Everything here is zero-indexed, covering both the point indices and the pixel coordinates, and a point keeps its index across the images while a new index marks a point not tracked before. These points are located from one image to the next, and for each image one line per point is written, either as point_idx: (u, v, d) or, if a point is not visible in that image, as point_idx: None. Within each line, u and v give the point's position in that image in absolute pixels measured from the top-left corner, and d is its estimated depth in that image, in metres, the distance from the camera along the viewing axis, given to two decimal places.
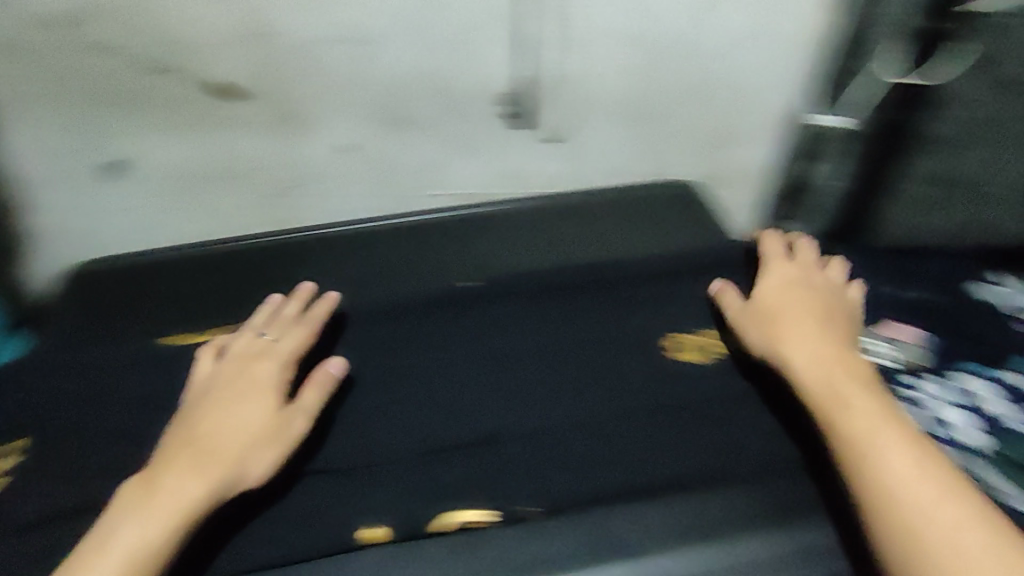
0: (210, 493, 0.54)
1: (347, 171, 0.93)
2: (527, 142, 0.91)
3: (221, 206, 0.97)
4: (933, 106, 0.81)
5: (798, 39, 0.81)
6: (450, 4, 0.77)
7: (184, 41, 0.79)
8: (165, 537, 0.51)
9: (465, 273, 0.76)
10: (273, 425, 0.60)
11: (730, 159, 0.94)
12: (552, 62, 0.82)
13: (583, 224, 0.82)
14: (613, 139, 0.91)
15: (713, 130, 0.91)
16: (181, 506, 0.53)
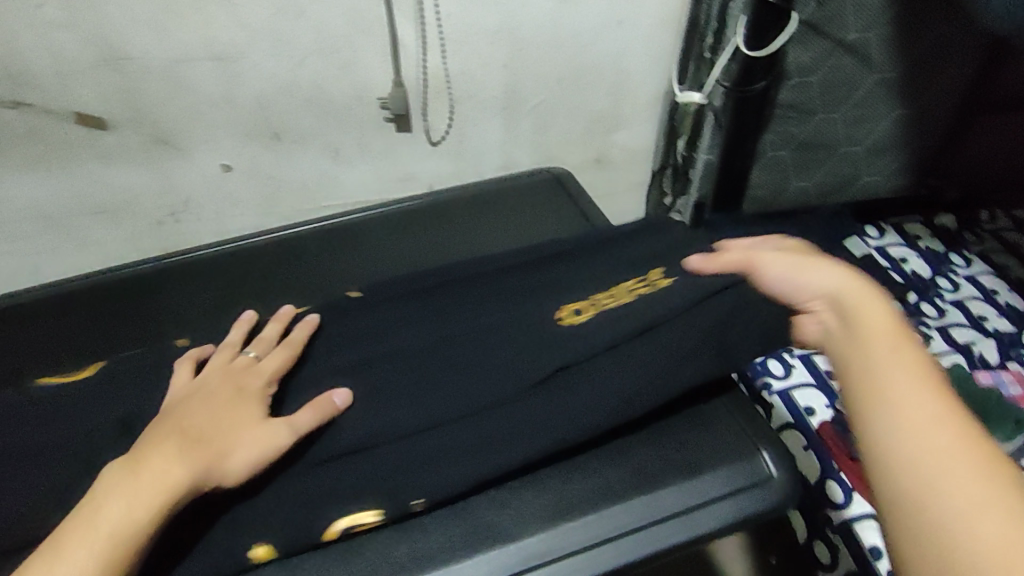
0: (199, 445, 0.45)
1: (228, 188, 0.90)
2: (415, 146, 0.89)
3: (98, 239, 0.92)
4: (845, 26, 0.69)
5: (665, 20, 0.82)
6: (311, 16, 0.75)
7: (24, 73, 0.74)
8: (180, 480, 0.43)
9: (341, 273, 0.73)
10: (229, 370, 0.52)
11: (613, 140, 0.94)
12: (414, 63, 0.80)
13: (463, 214, 0.80)
14: (502, 137, 0.90)
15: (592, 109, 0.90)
16: (195, 449, 0.44)
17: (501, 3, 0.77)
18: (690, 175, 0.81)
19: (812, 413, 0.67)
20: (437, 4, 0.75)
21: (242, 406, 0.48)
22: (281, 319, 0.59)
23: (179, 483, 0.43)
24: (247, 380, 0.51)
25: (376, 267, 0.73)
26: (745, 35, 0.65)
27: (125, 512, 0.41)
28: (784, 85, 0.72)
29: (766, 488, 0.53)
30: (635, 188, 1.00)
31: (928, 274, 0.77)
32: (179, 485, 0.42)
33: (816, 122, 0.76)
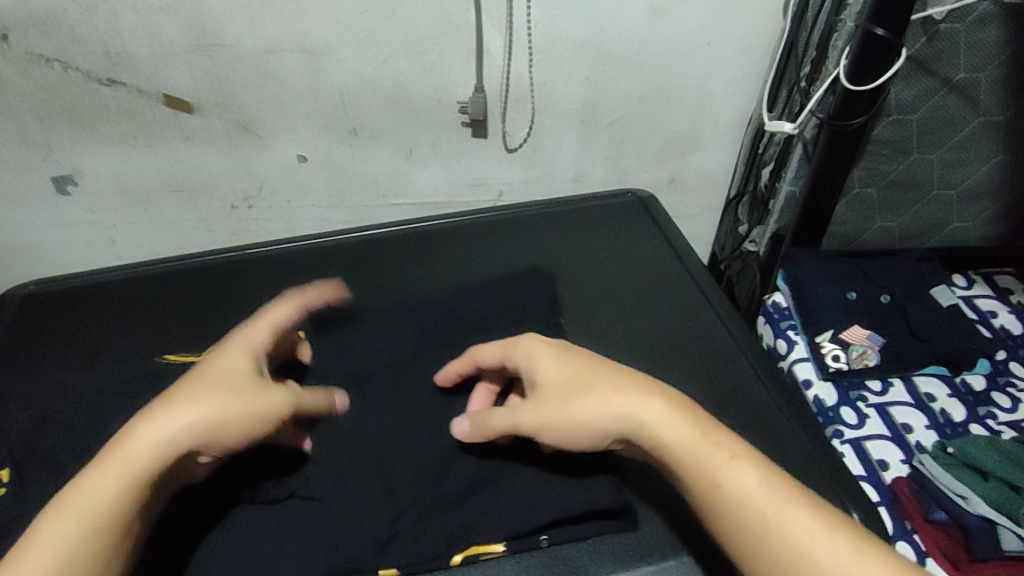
0: (135, 461, 0.42)
1: (302, 180, 0.92)
2: (488, 153, 0.89)
3: (175, 219, 0.95)
4: (954, 65, 0.65)
5: (757, 44, 0.80)
6: (401, 17, 0.76)
7: (124, 55, 0.77)
8: (106, 502, 0.41)
9: (408, 277, 0.73)
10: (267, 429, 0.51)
11: (690, 163, 0.92)
12: (496, 69, 0.80)
13: (531, 228, 0.79)
14: (576, 150, 0.89)
15: (670, 130, 0.88)
16: (123, 466, 0.42)
17: (591, 16, 0.76)
18: (769, 206, 0.77)
19: (886, 467, 0.62)
20: (526, 13, 0.75)
21: (204, 424, 0.44)
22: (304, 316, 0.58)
23: (104, 506, 0.41)
24: (220, 386, 0.46)
25: (444, 274, 0.73)
26: (847, 67, 0.63)
27: (56, 544, 0.40)
28: (882, 121, 0.69)
29: None
30: (706, 212, 0.98)
31: (1019, 331, 0.73)
32: (109, 514, 0.41)
33: (910, 163, 0.73)
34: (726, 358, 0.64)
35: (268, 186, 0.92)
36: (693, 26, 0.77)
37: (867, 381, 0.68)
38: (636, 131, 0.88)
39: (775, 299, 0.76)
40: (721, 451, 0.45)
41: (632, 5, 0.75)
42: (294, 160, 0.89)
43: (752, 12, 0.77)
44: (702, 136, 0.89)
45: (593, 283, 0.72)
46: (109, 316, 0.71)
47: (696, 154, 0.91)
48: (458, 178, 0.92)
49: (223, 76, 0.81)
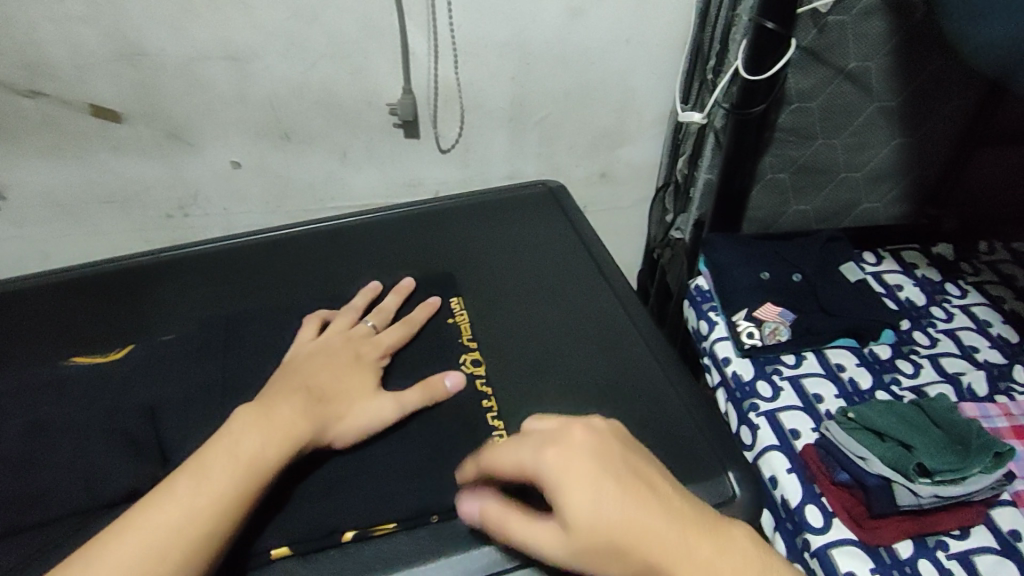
0: (285, 437, 0.49)
1: (235, 186, 0.92)
2: (422, 153, 0.90)
3: (108, 229, 0.94)
4: (846, 54, 0.69)
5: (674, 40, 0.83)
6: (325, 21, 0.77)
7: (43, 66, 0.77)
8: (268, 457, 0.48)
9: (339, 276, 0.74)
10: (351, 337, 0.62)
11: (618, 156, 0.94)
12: (423, 71, 0.81)
13: (459, 223, 0.80)
14: (508, 148, 0.91)
15: (596, 125, 0.90)
16: (279, 436, 0.49)
17: (512, 16, 0.78)
18: (691, 194, 0.80)
19: (797, 436, 0.65)
20: (448, 14, 0.77)
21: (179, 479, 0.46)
22: (399, 292, 0.69)
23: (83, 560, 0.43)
24: (380, 344, 0.62)
25: (374, 271, 0.74)
26: (745, 59, 0.66)
27: None
28: (785, 109, 0.72)
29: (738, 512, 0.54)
30: (638, 205, 1.01)
31: (923, 303, 0.77)
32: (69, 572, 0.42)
33: (817, 148, 0.76)
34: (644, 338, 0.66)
35: (201, 194, 0.92)
36: (611, 23, 0.80)
37: (782, 356, 0.71)
38: (563, 127, 0.90)
39: (698, 283, 0.79)
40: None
41: (550, 4, 0.77)
42: (227, 166, 0.89)
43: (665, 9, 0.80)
44: (627, 130, 0.91)
45: (520, 273, 0.73)
46: (26, 325, 0.70)
47: (623, 148, 0.93)
48: (392, 177, 0.92)
49: (147, 84, 0.80)
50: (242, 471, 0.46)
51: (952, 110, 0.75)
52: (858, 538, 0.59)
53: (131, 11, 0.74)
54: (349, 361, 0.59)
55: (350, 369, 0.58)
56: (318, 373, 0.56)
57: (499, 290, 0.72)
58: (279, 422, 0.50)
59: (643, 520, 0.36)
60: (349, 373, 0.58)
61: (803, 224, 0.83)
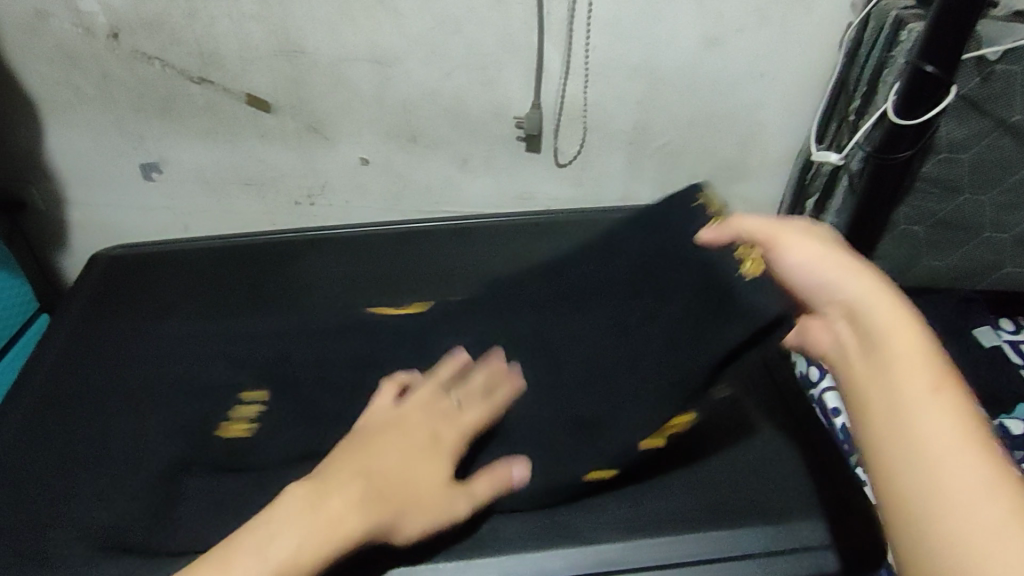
0: (386, 485, 0.46)
1: (360, 180, 0.97)
2: (540, 168, 0.92)
3: (243, 208, 1.02)
4: (1006, 107, 0.65)
5: (812, 76, 0.81)
6: (467, 34, 0.81)
7: (215, 56, 0.85)
8: (363, 532, 0.44)
9: (451, 274, 0.77)
10: (431, 409, 0.53)
11: (736, 192, 0.93)
12: (551, 88, 0.84)
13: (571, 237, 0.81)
14: (624, 171, 0.91)
15: (717, 159, 0.89)
16: (377, 488, 0.46)
17: (647, 42, 0.79)
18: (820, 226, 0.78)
19: None
20: (585, 37, 0.79)
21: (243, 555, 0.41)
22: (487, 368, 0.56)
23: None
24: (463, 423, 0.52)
25: (485, 273, 0.76)
26: (895, 102, 0.64)
27: None
28: (930, 159, 0.69)
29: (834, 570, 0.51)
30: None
31: None
32: None
33: (961, 202, 0.72)
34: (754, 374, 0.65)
35: (329, 184, 0.98)
36: (747, 58, 0.80)
37: None
38: (683, 158, 0.90)
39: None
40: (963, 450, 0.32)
41: (687, 34, 0.78)
42: (356, 161, 0.95)
43: (805, 48, 0.79)
44: (750, 166, 0.90)
45: None
46: (175, 284, 0.77)
47: (743, 184, 0.92)
48: (508, 188, 0.95)
49: (299, 80, 0.88)
50: (334, 534, 0.42)
51: None
52: None
53: (297, 13, 0.81)
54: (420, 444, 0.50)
55: (421, 455, 0.49)
56: (384, 455, 0.48)
57: None
58: (365, 495, 0.45)
59: (886, 315, 0.39)
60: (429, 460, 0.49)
61: (934, 281, 0.79)
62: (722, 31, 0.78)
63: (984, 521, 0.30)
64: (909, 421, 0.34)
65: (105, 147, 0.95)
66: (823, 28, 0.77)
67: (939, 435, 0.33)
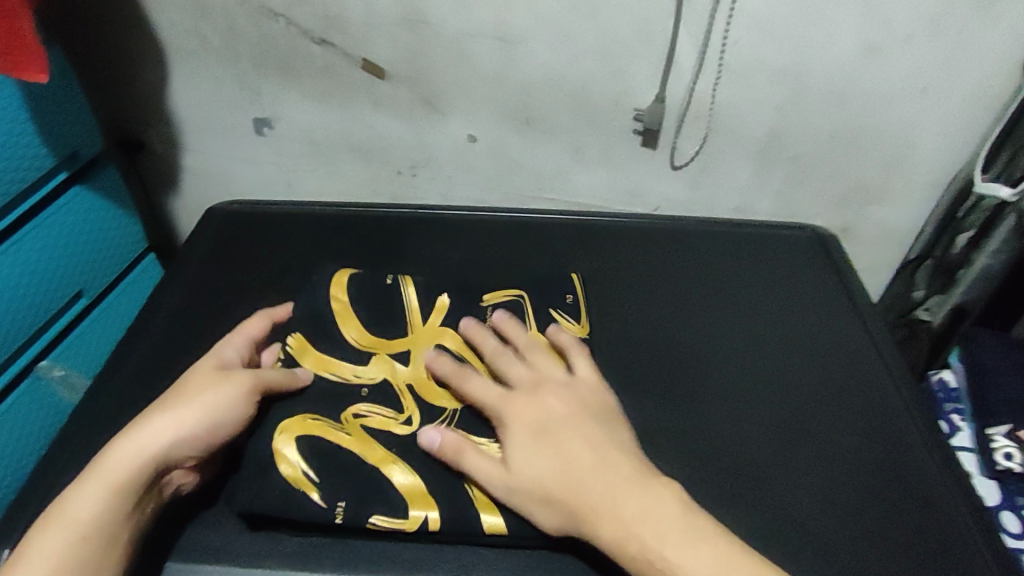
0: (117, 480, 0.46)
1: (466, 158, 0.95)
2: (655, 166, 0.88)
3: (349, 174, 1.02)
4: None
5: (982, 98, 0.73)
6: (600, 17, 0.77)
7: (341, 19, 0.85)
8: (104, 525, 0.45)
9: (558, 265, 0.74)
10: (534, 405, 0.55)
11: (869, 216, 0.85)
12: (680, 83, 0.79)
13: (685, 243, 0.76)
14: (746, 179, 0.85)
15: (852, 178, 0.82)
16: (106, 484, 0.46)
17: (796, 43, 0.73)
18: (957, 277, 0.69)
19: None
20: (728, 31, 0.73)
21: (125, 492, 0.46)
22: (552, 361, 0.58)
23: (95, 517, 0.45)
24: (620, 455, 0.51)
25: (594, 270, 0.73)
26: None
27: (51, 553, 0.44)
28: None
29: None
30: (874, 270, 0.90)
31: None
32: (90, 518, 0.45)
33: None
34: (879, 420, 0.59)
35: (434, 157, 0.97)
36: (908, 71, 0.72)
37: None
38: (813, 173, 0.83)
39: (943, 376, 0.71)
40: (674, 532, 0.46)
41: (843, 38, 0.71)
42: (466, 140, 0.93)
43: (979, 65, 0.70)
44: (889, 190, 0.82)
45: (745, 313, 0.68)
46: (282, 247, 0.78)
47: (878, 208, 0.84)
48: (617, 182, 0.91)
49: (419, 50, 0.86)
50: (630, 544, 0.46)
51: None
52: None
53: None
54: (554, 484, 0.49)
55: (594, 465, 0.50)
56: (157, 403, 0.51)
57: (721, 320, 0.68)
58: (99, 500, 0.45)
59: (553, 475, 0.49)
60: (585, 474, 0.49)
61: None
62: (885, 37, 0.70)
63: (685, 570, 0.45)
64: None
65: (225, 99, 0.97)
66: (1005, 46, 0.69)
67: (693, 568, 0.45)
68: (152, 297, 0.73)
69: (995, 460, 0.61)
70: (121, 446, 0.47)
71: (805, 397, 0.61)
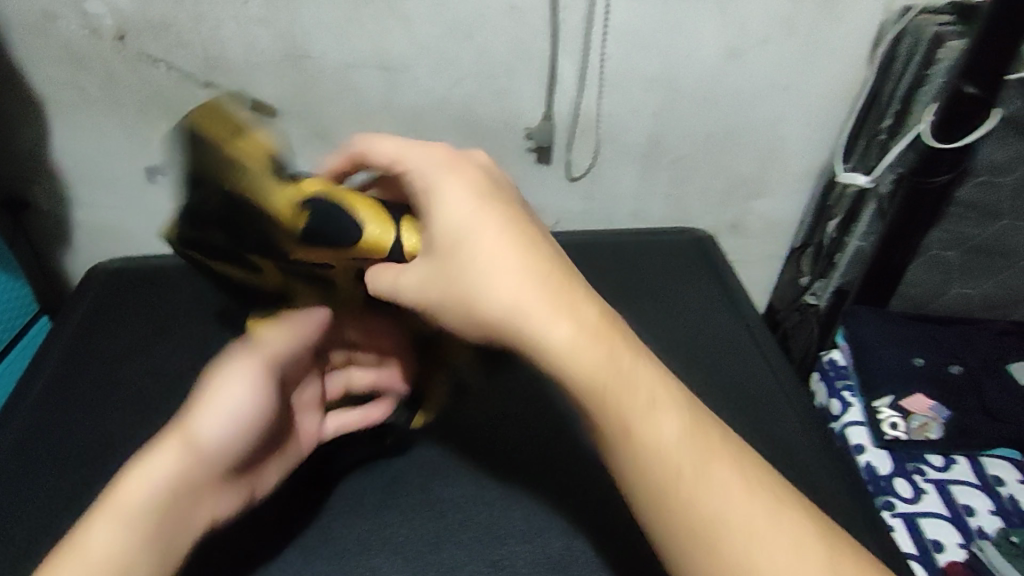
0: (128, 509, 0.45)
1: None
2: (552, 180, 0.89)
3: (248, 215, 0.99)
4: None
5: (838, 93, 0.78)
6: (478, 40, 0.78)
7: (221, 59, 0.83)
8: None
9: None
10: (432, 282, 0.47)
11: (755, 212, 0.90)
12: (564, 99, 0.81)
13: (582, 254, 0.78)
14: (639, 186, 0.88)
15: (734, 177, 0.86)
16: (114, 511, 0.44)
17: (668, 54, 0.76)
18: (836, 260, 0.76)
19: (940, 549, 0.62)
20: (603, 46, 0.76)
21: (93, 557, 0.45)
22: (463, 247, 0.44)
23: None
24: (574, 291, 0.43)
25: None
26: (931, 124, 0.62)
27: None
28: (968, 182, 0.68)
29: None
30: (771, 261, 0.95)
31: None
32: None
33: (999, 228, 0.72)
34: (773, 406, 0.62)
35: None
36: (770, 73, 0.77)
37: (928, 456, 0.68)
38: (700, 175, 0.86)
39: (833, 357, 0.77)
40: (662, 409, 0.40)
41: (709, 45, 0.75)
42: None
43: (831, 63, 0.76)
44: (768, 185, 0.87)
45: (643, 316, 0.70)
46: (173, 302, 0.75)
47: (762, 202, 0.89)
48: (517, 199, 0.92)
49: (305, 85, 0.85)
50: (617, 429, 0.40)
51: None
52: None
53: (302, 18, 0.79)
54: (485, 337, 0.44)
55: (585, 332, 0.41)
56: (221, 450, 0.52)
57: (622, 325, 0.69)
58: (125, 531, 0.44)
59: (605, 379, 0.40)
60: (547, 310, 0.41)
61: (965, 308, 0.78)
62: (745, 43, 0.75)
63: (661, 466, 0.38)
64: (699, 513, 0.38)
65: (107, 150, 0.93)
66: (851, 44, 0.74)
67: (658, 450, 0.39)
68: (32, 367, 0.68)
69: (883, 430, 0.69)
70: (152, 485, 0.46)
71: (705, 389, 0.63)
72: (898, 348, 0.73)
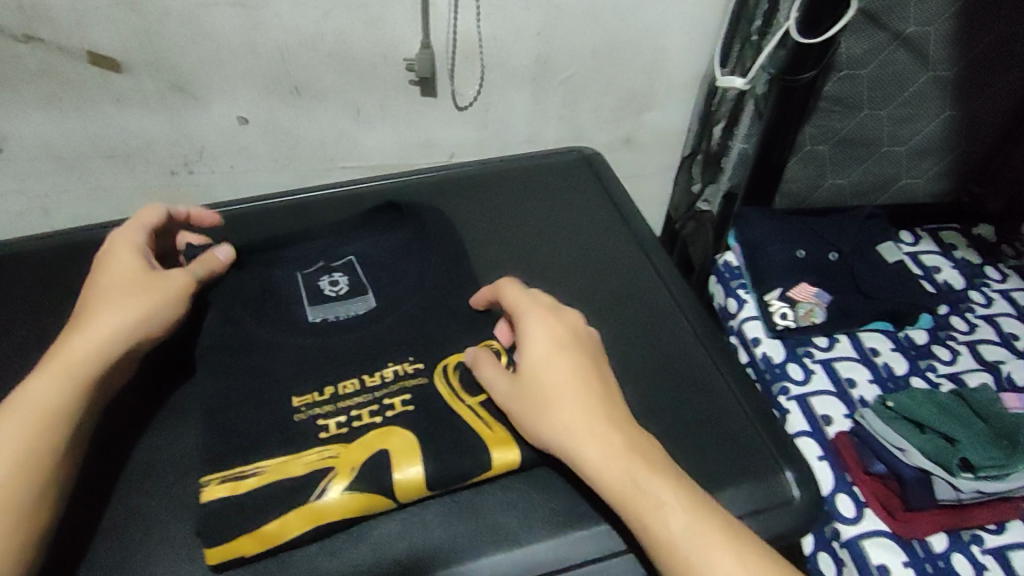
0: (48, 416, 0.45)
1: (240, 142, 0.87)
2: (439, 111, 0.86)
3: (114, 185, 0.88)
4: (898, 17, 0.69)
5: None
6: None
7: (40, 8, 0.70)
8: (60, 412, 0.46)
9: None
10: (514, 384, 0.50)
11: (644, 124, 0.90)
12: (442, 25, 0.76)
13: (479, 185, 0.76)
14: (529, 109, 0.87)
15: (621, 90, 0.86)
16: (34, 420, 0.45)
17: None
18: (723, 164, 0.79)
19: (829, 422, 0.70)
20: None
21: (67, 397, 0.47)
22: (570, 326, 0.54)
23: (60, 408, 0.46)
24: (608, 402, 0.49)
25: None
26: (798, 20, 0.64)
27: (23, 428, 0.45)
28: (833, 76, 0.72)
29: (789, 507, 0.53)
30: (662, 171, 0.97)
31: (961, 287, 0.82)
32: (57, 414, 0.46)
33: (861, 119, 0.78)
34: (679, 316, 0.65)
35: (204, 149, 0.87)
36: None
37: (815, 340, 0.75)
38: (588, 91, 0.85)
39: (726, 259, 0.83)
40: (666, 489, 0.45)
41: None
42: (236, 124, 0.85)
43: None
44: (654, 96, 0.87)
45: (545, 242, 0.70)
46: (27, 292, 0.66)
47: (650, 113, 0.89)
48: (404, 135, 0.88)
49: (151, 32, 0.74)
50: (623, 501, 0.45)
51: (976, 93, 0.77)
52: (892, 530, 0.63)
53: None
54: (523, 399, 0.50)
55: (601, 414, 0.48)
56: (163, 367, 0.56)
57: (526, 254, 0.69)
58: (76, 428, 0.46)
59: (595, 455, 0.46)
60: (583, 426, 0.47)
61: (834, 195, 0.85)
62: None
63: (667, 531, 0.43)
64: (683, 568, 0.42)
65: None
66: None
67: (641, 493, 0.45)
68: None
69: (775, 320, 0.74)
70: (66, 396, 0.46)
71: (612, 307, 0.65)
72: (785, 240, 0.78)
